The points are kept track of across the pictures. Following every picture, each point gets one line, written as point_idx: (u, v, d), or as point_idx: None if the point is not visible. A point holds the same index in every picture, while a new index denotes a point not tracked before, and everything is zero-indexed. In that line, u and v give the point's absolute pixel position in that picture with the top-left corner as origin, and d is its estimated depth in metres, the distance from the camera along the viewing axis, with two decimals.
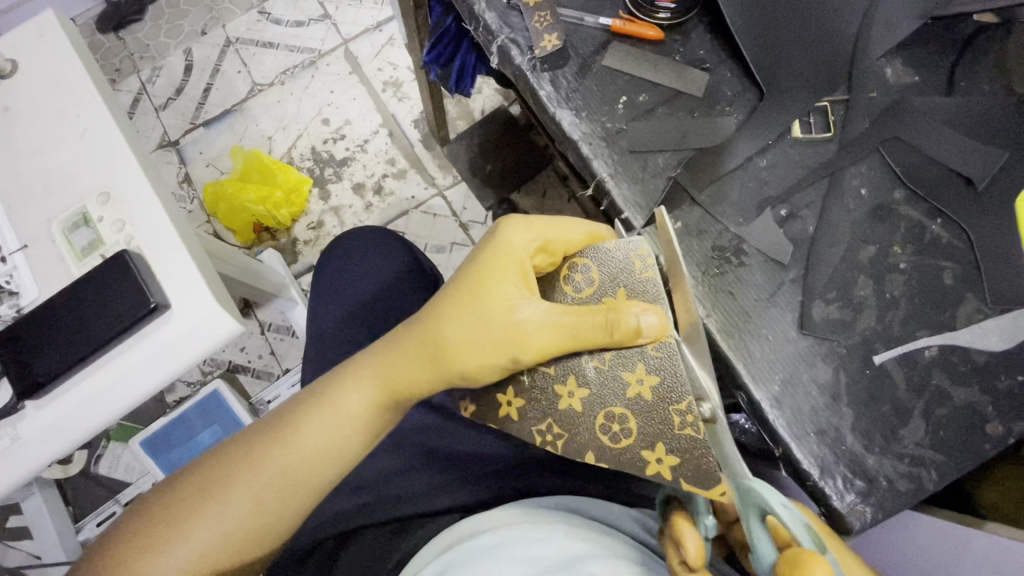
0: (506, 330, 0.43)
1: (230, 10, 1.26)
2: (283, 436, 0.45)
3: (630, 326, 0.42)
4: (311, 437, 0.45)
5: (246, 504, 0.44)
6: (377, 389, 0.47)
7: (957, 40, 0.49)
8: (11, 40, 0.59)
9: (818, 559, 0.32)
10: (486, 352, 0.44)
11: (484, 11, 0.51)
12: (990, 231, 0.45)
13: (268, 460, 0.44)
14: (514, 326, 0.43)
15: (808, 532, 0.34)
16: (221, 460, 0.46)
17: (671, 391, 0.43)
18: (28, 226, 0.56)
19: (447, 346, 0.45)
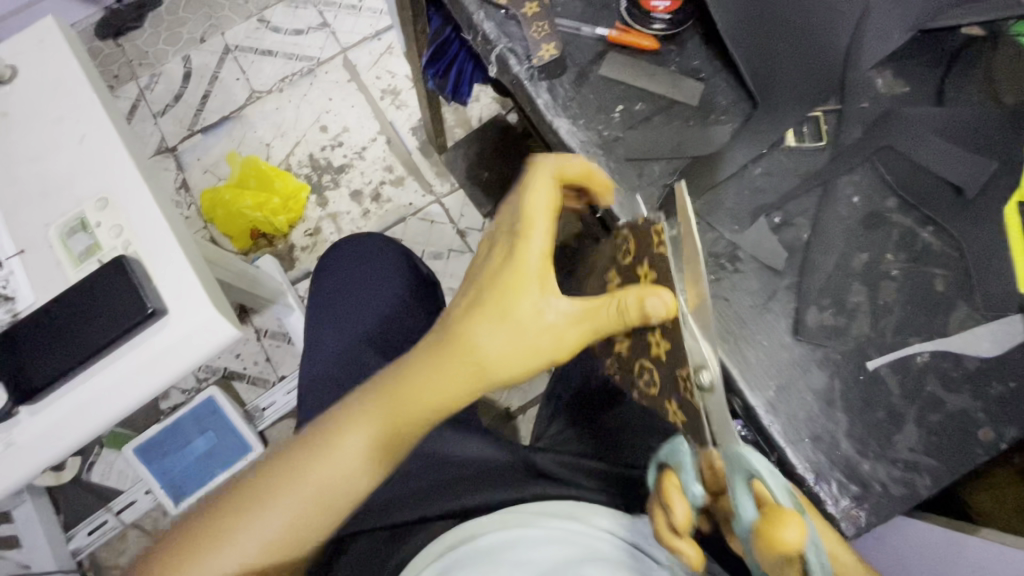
0: (542, 335, 0.45)
1: (230, 18, 1.27)
2: (311, 459, 0.43)
3: (635, 307, 0.40)
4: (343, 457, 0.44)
5: (276, 526, 0.42)
6: (387, 416, 0.44)
7: (946, 52, 0.50)
8: (11, 46, 0.59)
9: (794, 518, 0.30)
10: (528, 358, 0.45)
11: (483, 20, 0.52)
12: (980, 239, 0.45)
13: (300, 478, 0.43)
14: (550, 329, 0.45)
15: (789, 496, 0.32)
16: (248, 479, 0.44)
17: (675, 357, 0.40)
18: (26, 231, 0.56)
19: (479, 356, 0.44)
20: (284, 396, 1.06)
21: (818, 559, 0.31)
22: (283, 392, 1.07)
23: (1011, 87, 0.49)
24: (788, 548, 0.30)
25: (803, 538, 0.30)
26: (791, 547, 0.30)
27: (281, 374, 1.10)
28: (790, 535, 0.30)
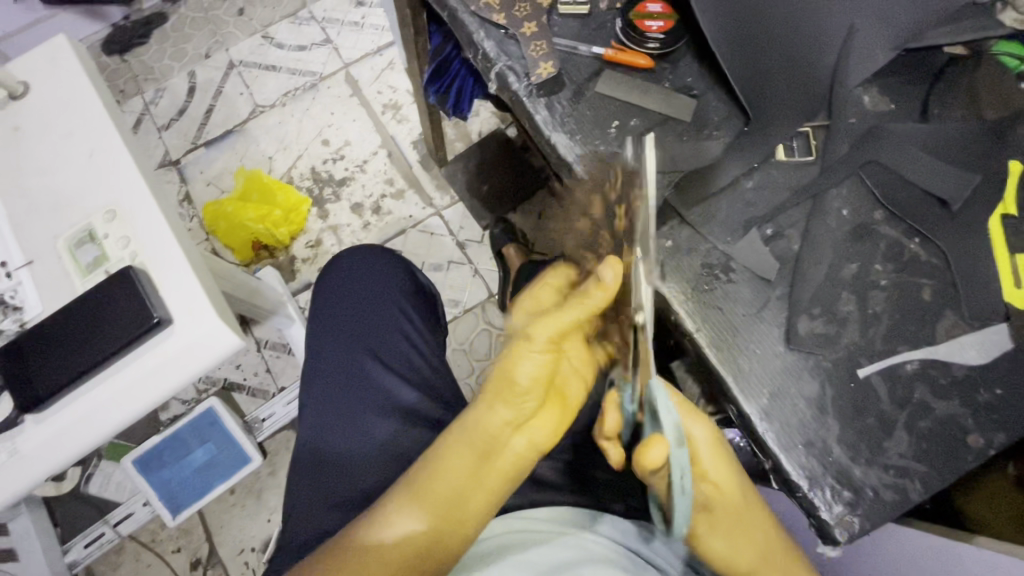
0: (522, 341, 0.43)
1: (234, 35, 1.30)
2: (374, 523, 0.40)
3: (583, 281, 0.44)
4: (400, 509, 0.39)
5: None
6: (456, 443, 0.40)
7: (930, 70, 0.52)
8: (25, 63, 0.61)
9: (661, 442, 0.36)
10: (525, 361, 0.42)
11: (483, 39, 0.53)
12: (965, 250, 0.47)
13: (374, 544, 0.39)
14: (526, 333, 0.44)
15: (673, 430, 0.37)
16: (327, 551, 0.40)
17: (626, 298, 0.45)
18: (35, 242, 0.57)
19: (504, 386, 0.41)
20: (283, 407, 1.06)
21: (678, 477, 0.37)
22: (282, 403, 1.06)
23: (992, 105, 0.50)
24: (649, 463, 0.36)
25: (664, 458, 0.36)
26: (653, 464, 0.36)
27: (281, 385, 1.11)
28: (653, 453, 0.36)
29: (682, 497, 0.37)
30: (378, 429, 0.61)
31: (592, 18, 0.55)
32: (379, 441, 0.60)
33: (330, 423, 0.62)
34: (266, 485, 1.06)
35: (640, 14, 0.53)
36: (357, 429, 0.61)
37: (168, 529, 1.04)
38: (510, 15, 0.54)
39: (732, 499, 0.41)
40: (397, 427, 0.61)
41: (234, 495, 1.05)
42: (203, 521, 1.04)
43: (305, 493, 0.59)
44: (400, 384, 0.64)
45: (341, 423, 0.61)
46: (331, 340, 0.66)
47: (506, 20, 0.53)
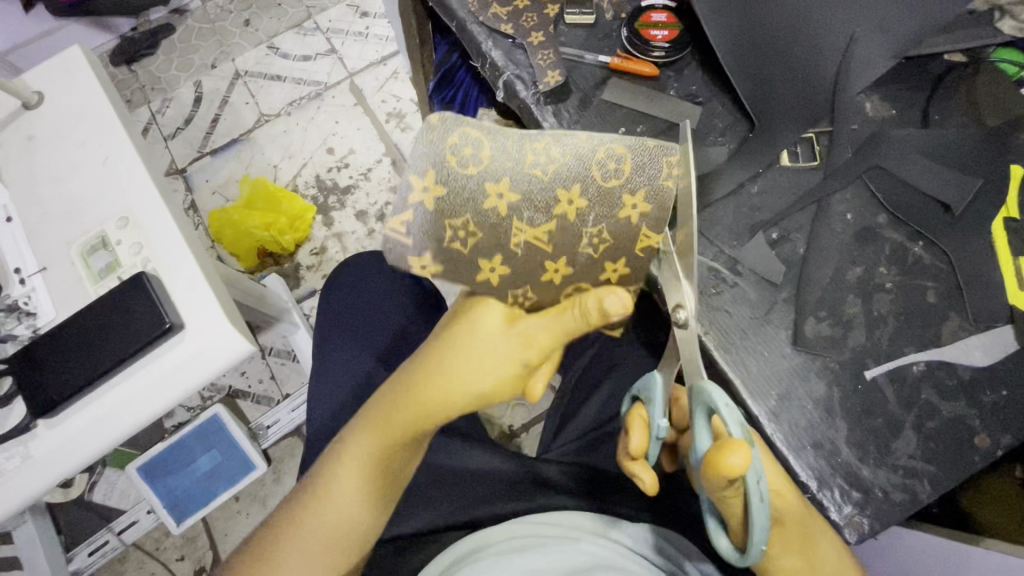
0: (512, 348, 0.45)
1: (240, 45, 1.31)
2: (321, 493, 0.48)
3: (594, 306, 0.42)
4: (347, 479, 0.47)
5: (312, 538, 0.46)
6: (377, 433, 0.47)
7: (930, 77, 0.53)
8: (39, 73, 0.62)
9: (740, 447, 0.33)
10: (498, 371, 0.45)
11: (491, 49, 0.55)
12: (969, 253, 0.47)
13: (320, 511, 0.47)
14: (516, 341, 0.45)
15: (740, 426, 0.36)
16: (284, 511, 0.48)
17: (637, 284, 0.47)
18: (48, 249, 0.58)
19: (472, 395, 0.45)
20: (288, 414, 1.06)
21: (755, 485, 0.34)
22: (287, 409, 1.06)
23: (991, 111, 0.51)
24: (732, 473, 0.32)
25: (747, 465, 0.32)
26: (735, 472, 0.32)
27: (286, 392, 1.11)
28: (735, 460, 0.32)
29: (763, 508, 0.34)
30: None
31: (598, 27, 0.56)
32: None
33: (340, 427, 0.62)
34: (270, 492, 1.06)
35: (644, 23, 0.54)
36: None
37: (172, 536, 1.04)
38: (517, 24, 0.55)
39: (790, 506, 0.39)
40: None
41: (239, 502, 1.05)
42: (207, 528, 1.04)
43: None
44: None
45: None
46: (339, 345, 0.67)
47: (513, 30, 0.54)
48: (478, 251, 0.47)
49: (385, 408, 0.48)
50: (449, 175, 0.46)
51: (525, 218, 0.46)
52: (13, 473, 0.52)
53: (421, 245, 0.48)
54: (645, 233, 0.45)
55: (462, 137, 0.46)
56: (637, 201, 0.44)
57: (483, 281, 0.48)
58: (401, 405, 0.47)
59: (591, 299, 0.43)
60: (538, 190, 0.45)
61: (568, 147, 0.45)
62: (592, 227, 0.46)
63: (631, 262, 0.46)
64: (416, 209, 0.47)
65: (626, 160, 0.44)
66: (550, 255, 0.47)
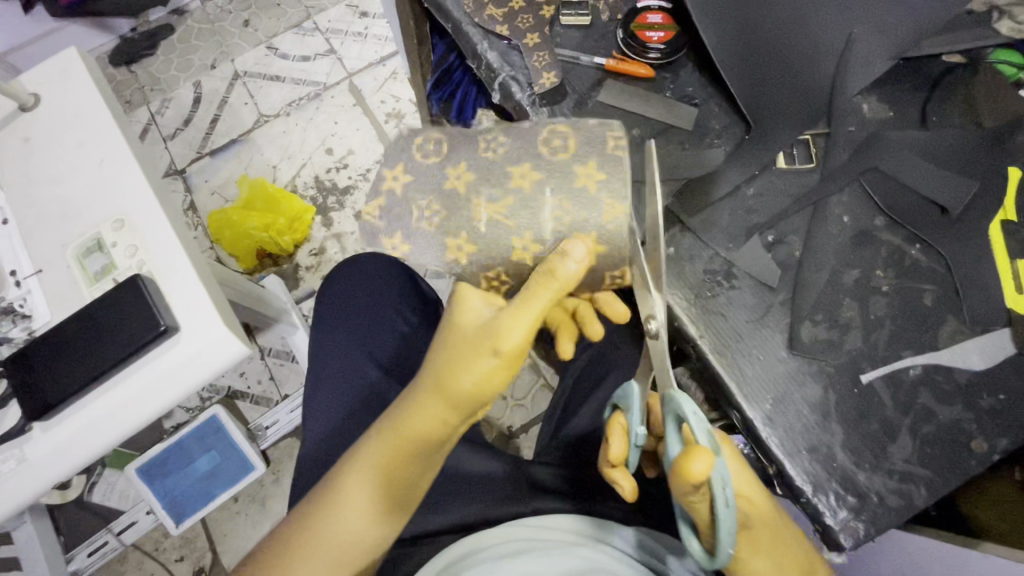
0: (478, 334, 0.42)
1: (240, 46, 1.31)
2: (336, 502, 0.43)
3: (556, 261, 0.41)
4: (366, 487, 0.44)
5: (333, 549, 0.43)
6: (393, 434, 0.44)
7: (928, 78, 0.52)
8: (35, 75, 0.62)
9: (704, 453, 0.32)
10: (474, 362, 0.42)
11: (487, 50, 0.54)
12: (966, 256, 0.47)
13: (335, 519, 0.43)
14: (482, 327, 0.42)
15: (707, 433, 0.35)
16: (291, 521, 0.44)
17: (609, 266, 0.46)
18: (44, 251, 0.58)
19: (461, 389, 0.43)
20: (287, 415, 1.06)
21: (722, 491, 0.33)
22: (286, 410, 1.06)
23: (989, 112, 0.51)
24: (694, 478, 0.32)
25: (708, 470, 0.32)
26: (697, 478, 0.32)
27: (284, 393, 1.11)
28: (696, 466, 0.32)
29: (729, 514, 0.33)
30: None
31: (594, 28, 0.56)
32: None
33: (335, 429, 0.62)
34: (269, 493, 1.06)
35: (640, 25, 0.54)
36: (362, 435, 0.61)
37: (171, 537, 1.04)
38: (513, 26, 0.54)
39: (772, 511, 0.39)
40: None
41: (237, 503, 1.05)
42: (206, 529, 1.04)
43: None
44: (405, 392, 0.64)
45: (345, 429, 0.62)
46: (336, 346, 0.66)
47: (509, 31, 0.54)
48: (444, 230, 0.46)
49: (410, 415, 0.44)
50: (414, 166, 0.47)
51: (484, 194, 0.45)
52: (9, 476, 0.52)
53: (391, 228, 0.47)
54: (607, 203, 0.44)
55: (424, 139, 0.48)
56: (591, 171, 0.45)
57: (451, 259, 0.47)
58: (422, 412, 0.44)
59: (557, 255, 0.41)
60: (496, 172, 0.46)
61: (513, 134, 0.46)
62: (552, 198, 0.44)
63: (599, 236, 0.44)
64: (387, 196, 0.48)
65: (571, 138, 0.46)
66: (514, 232, 0.45)
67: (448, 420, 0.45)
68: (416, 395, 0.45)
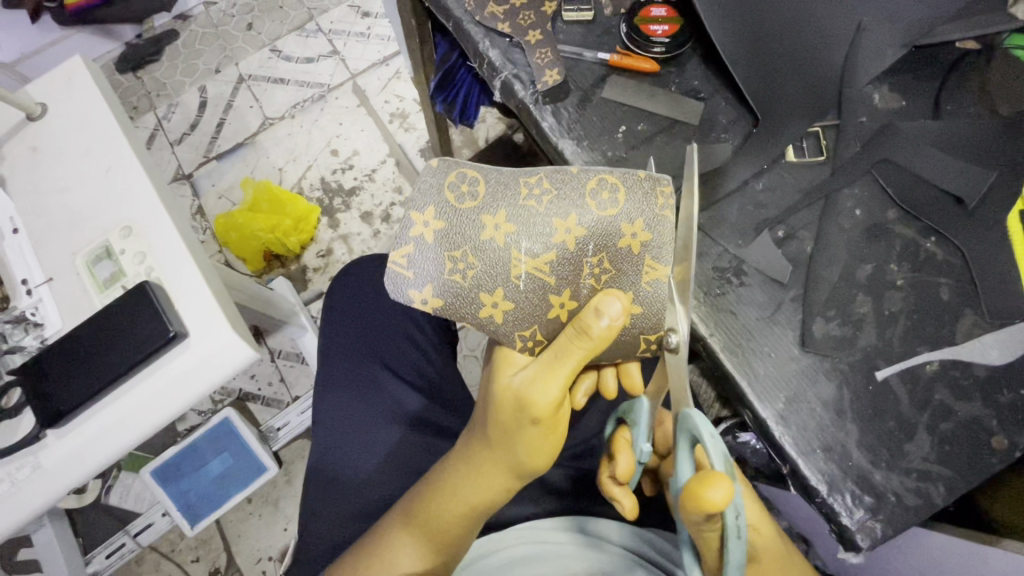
0: (512, 399, 0.42)
1: (244, 49, 1.32)
2: (385, 552, 0.46)
3: (595, 321, 0.38)
4: (404, 532, 0.46)
5: None
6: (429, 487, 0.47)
7: (942, 66, 0.51)
8: (41, 85, 0.62)
9: (722, 480, 0.32)
10: (513, 427, 0.42)
11: (488, 48, 0.54)
12: (984, 248, 0.46)
13: (387, 569, 0.45)
14: (514, 391, 0.42)
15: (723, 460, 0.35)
16: (345, 565, 0.47)
17: (644, 324, 0.45)
18: (55, 260, 0.58)
19: (506, 451, 0.44)
20: (298, 416, 1.07)
21: (734, 520, 0.33)
22: (296, 412, 1.07)
23: (1006, 100, 0.49)
24: (712, 505, 0.31)
25: (727, 498, 0.31)
26: (716, 506, 0.31)
27: (295, 394, 1.12)
28: (716, 493, 0.31)
29: (739, 544, 0.33)
30: (391, 437, 0.61)
31: (596, 24, 0.55)
32: (391, 450, 0.61)
33: (342, 432, 0.61)
34: (281, 494, 1.07)
35: (643, 19, 0.53)
36: (369, 438, 0.61)
37: (187, 538, 1.05)
38: (514, 23, 0.54)
39: (772, 541, 0.40)
40: (409, 435, 0.62)
41: (251, 503, 1.07)
42: (221, 530, 1.05)
43: (320, 503, 0.60)
44: (412, 394, 0.64)
45: (353, 431, 0.61)
46: (344, 349, 0.66)
47: (511, 29, 0.54)
48: (478, 284, 0.44)
49: (467, 485, 0.45)
50: (447, 210, 0.44)
51: (525, 248, 0.43)
52: (24, 483, 0.52)
53: (422, 279, 0.44)
54: (648, 264, 0.44)
55: (460, 175, 0.44)
56: (636, 230, 0.43)
57: (484, 318, 0.45)
58: (477, 482, 0.45)
59: (588, 313, 0.38)
60: (538, 223, 0.43)
61: (560, 191, 0.43)
62: (594, 255, 0.44)
63: (635, 296, 0.44)
64: (416, 242, 0.44)
65: (620, 189, 0.43)
66: (553, 288, 0.45)
67: (496, 477, 0.45)
68: (465, 459, 0.46)
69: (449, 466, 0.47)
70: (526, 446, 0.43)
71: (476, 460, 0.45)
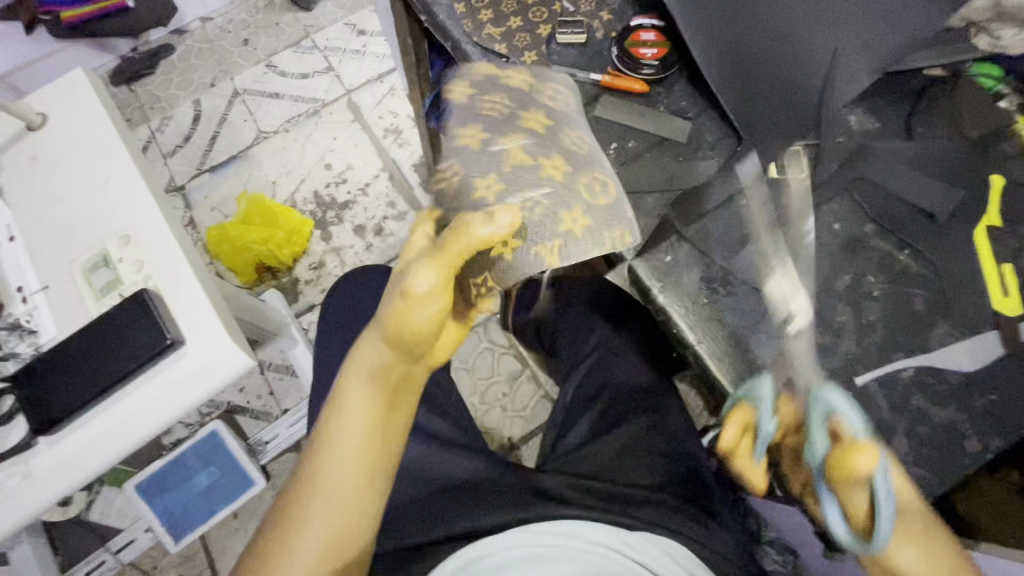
0: (405, 286, 0.46)
1: (239, 64, 1.34)
2: (318, 461, 0.44)
3: (482, 228, 0.49)
4: (336, 437, 0.45)
5: (326, 517, 0.43)
6: (360, 394, 0.46)
7: (912, 91, 0.54)
8: (42, 95, 0.63)
9: (868, 450, 0.42)
10: (394, 310, 0.47)
11: (486, 67, 0.56)
12: (954, 261, 0.48)
13: (324, 476, 0.44)
14: (410, 282, 0.46)
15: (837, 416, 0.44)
16: (287, 495, 0.45)
17: (500, 274, 0.53)
18: (51, 267, 0.58)
19: (402, 334, 0.46)
20: (287, 429, 1.06)
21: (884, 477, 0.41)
22: (287, 424, 1.06)
23: (974, 122, 0.52)
24: (860, 469, 0.42)
25: (872, 465, 0.42)
26: (861, 469, 0.42)
27: (284, 407, 1.12)
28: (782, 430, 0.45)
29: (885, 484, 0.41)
30: None
31: (590, 46, 0.57)
32: None
33: None
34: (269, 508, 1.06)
35: (634, 42, 0.56)
36: None
37: (170, 555, 1.03)
38: (511, 45, 0.57)
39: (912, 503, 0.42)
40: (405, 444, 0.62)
41: (237, 519, 1.05)
42: (205, 547, 1.04)
43: None
44: None
45: None
46: (339, 360, 0.67)
47: (508, 50, 0.56)
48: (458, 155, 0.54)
49: (364, 424, 0.45)
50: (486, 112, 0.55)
51: (495, 166, 0.53)
52: (14, 491, 0.52)
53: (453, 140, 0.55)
54: (555, 244, 0.51)
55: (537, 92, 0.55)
56: (574, 217, 0.52)
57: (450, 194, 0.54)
58: (379, 370, 0.47)
59: (480, 217, 0.50)
60: (530, 165, 0.53)
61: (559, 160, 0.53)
62: (542, 205, 0.52)
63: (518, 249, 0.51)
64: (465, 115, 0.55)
65: (609, 186, 0.52)
66: (499, 199, 0.52)
67: (394, 361, 0.47)
68: (365, 345, 0.48)
69: (352, 359, 0.48)
70: (413, 327, 0.46)
71: (382, 347, 0.47)
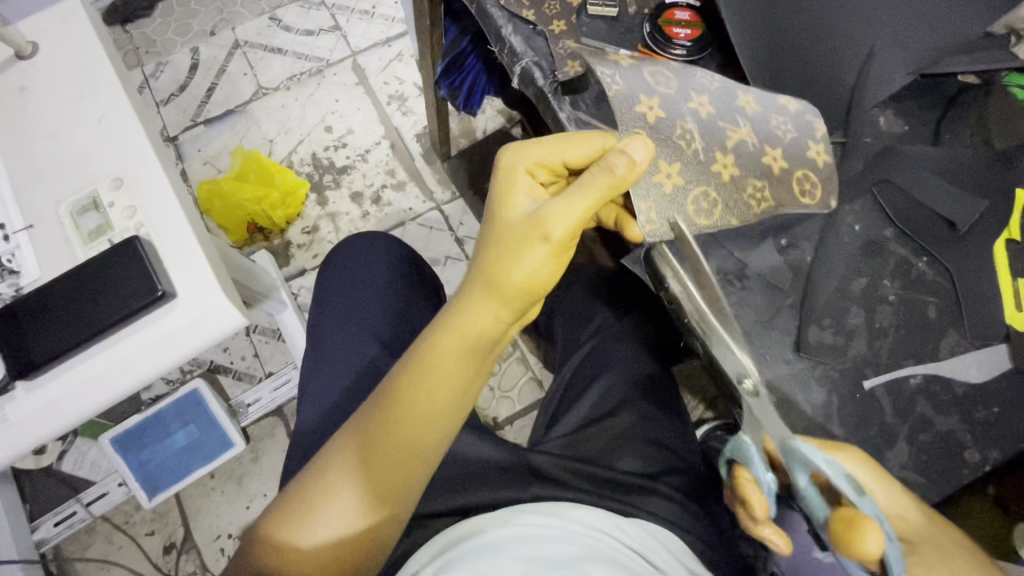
0: (533, 220, 0.42)
1: (241, 14, 1.28)
2: (391, 393, 0.44)
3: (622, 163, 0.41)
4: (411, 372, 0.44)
5: (380, 467, 0.43)
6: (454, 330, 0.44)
7: (943, 97, 0.53)
8: (33, 23, 0.59)
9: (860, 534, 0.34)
10: (520, 251, 0.42)
11: (511, 34, 0.53)
12: (970, 272, 0.48)
13: (394, 420, 0.43)
14: (537, 217, 0.42)
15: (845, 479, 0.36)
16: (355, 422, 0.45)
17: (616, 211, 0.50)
18: (35, 206, 0.55)
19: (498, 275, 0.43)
20: (270, 393, 1.05)
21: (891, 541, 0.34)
22: (270, 388, 1.05)
23: (1001, 134, 0.52)
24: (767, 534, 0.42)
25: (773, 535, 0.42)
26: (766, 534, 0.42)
27: (269, 370, 1.10)
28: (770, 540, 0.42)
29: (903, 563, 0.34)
30: None
31: (619, 21, 0.55)
32: None
33: (325, 408, 0.60)
34: (247, 471, 1.04)
35: (667, 21, 0.54)
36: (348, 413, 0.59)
37: (143, 511, 1.02)
38: (539, 12, 0.54)
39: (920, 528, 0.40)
40: None
41: (214, 479, 1.04)
42: (180, 505, 1.02)
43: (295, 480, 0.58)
44: None
45: (335, 408, 0.60)
46: (331, 325, 0.65)
47: (535, 17, 0.54)
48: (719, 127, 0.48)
49: (378, 454, 0.43)
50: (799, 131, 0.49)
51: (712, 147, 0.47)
52: None
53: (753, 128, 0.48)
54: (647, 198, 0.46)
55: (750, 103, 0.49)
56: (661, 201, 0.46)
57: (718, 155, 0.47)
58: (474, 313, 0.44)
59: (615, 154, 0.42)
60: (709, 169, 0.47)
61: (715, 93, 0.48)
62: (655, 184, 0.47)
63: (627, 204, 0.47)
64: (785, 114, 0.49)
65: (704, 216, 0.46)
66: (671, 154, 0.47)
67: (504, 318, 0.45)
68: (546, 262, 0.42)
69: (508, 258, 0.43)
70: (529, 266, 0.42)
71: (502, 303, 0.44)
